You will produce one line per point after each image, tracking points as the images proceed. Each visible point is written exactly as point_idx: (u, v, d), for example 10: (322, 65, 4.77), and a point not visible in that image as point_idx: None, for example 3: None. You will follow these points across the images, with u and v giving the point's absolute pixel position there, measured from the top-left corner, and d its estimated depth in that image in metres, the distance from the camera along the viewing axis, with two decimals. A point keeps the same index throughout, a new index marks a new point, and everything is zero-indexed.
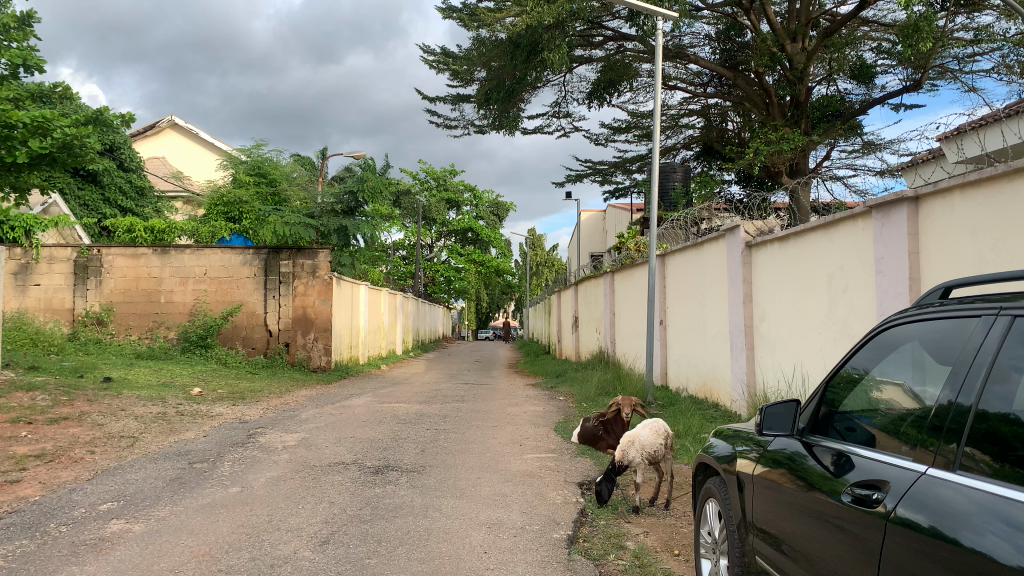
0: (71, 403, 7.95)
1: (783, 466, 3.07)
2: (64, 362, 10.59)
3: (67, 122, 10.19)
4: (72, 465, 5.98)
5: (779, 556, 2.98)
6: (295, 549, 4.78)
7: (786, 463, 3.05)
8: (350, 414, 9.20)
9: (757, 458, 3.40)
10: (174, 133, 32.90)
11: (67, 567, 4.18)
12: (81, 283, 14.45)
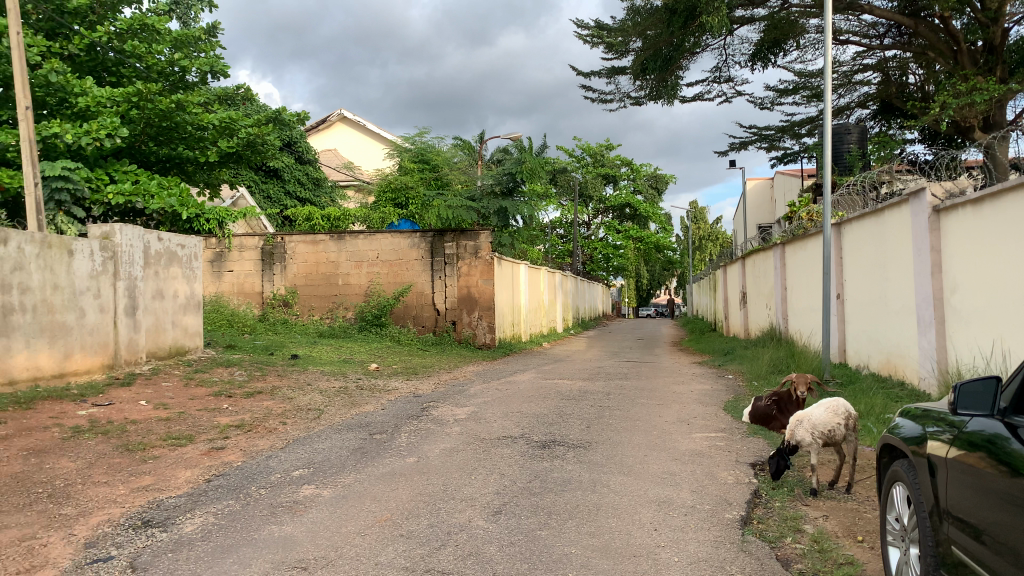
0: (264, 377, 8.66)
1: (983, 449, 2.73)
2: (257, 341, 11.53)
3: (250, 122, 11.06)
4: (268, 435, 6.49)
5: (979, 548, 2.64)
6: (470, 517, 4.91)
7: (986, 447, 2.71)
8: (516, 390, 9.38)
9: (951, 440, 3.06)
10: (344, 125, 34.94)
11: (268, 526, 4.52)
12: (268, 269, 15.63)
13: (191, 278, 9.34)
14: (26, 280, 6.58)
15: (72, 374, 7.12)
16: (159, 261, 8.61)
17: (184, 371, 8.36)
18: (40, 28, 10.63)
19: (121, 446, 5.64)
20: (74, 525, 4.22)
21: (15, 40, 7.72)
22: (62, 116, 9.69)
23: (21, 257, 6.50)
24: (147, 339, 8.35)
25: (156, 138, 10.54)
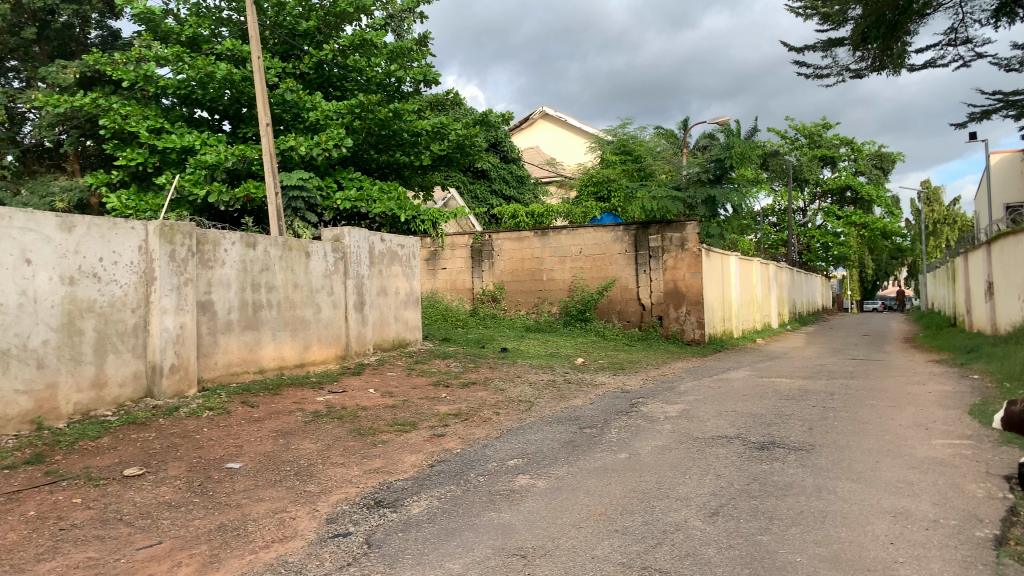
0: (477, 369, 8.98)
1: None
2: (471, 334, 12.03)
3: (459, 125, 11.52)
4: (484, 424, 6.67)
5: None
6: (686, 517, 4.71)
7: None
8: (728, 388, 8.97)
9: None
10: (546, 123, 35.71)
11: (488, 513, 4.62)
12: (477, 266, 16.25)
13: (410, 276, 9.89)
14: (272, 280, 7.25)
15: (311, 363, 7.78)
16: (382, 260, 9.19)
17: (406, 362, 8.86)
18: (275, 52, 11.81)
19: (354, 430, 6.05)
20: (316, 501, 4.55)
21: (258, 63, 8.55)
22: (296, 130, 10.65)
23: (267, 259, 7.15)
24: (374, 333, 8.96)
25: (376, 145, 11.33)
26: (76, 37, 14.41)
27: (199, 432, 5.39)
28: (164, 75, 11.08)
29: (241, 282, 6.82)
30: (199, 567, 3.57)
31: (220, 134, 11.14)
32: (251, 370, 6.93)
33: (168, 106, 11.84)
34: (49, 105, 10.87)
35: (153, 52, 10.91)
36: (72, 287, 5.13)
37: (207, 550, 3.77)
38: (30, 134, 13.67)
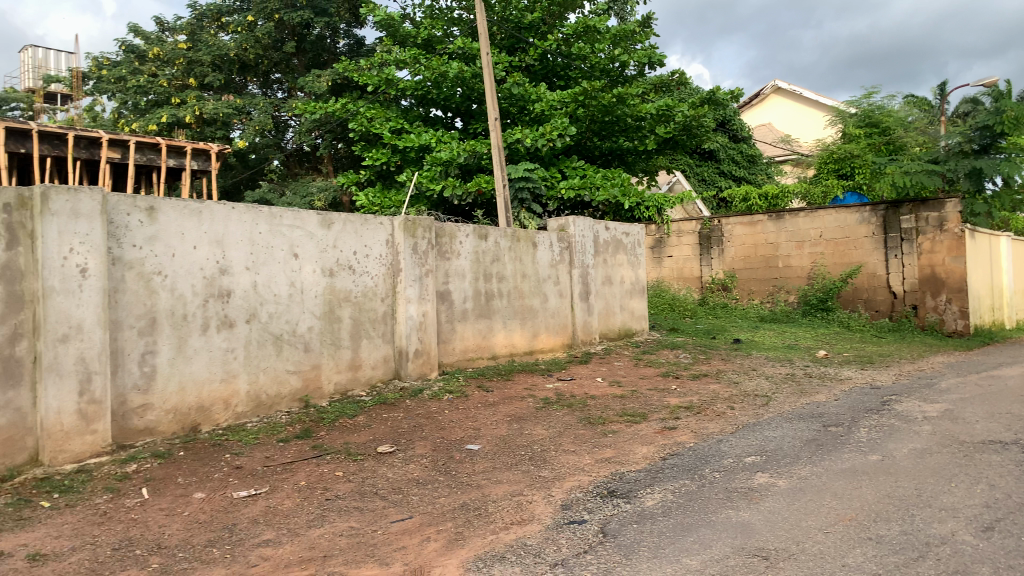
0: (708, 361, 8.68)
1: None
2: (700, 325, 11.69)
3: (686, 106, 11.21)
4: (717, 418, 6.38)
5: None
6: (954, 530, 4.09)
7: None
8: (1004, 387, 7.86)
9: None
10: (779, 98, 33.24)
11: (725, 510, 4.38)
12: (706, 253, 15.77)
13: (635, 265, 9.74)
14: (503, 270, 7.46)
15: (540, 351, 7.97)
16: (607, 249, 9.15)
17: (633, 352, 8.77)
18: (502, 47, 12.23)
19: (585, 418, 6.06)
20: (551, 487, 4.59)
21: (487, 60, 8.82)
22: (522, 123, 10.95)
23: (498, 249, 7.35)
24: (600, 321, 8.98)
25: (600, 133, 11.46)
26: (327, 47, 15.39)
27: (441, 414, 5.68)
28: (403, 78, 11.68)
29: (475, 272, 7.10)
30: (445, 543, 3.72)
31: (452, 132, 11.65)
32: (486, 357, 7.22)
33: (406, 107, 12.60)
34: (308, 113, 12.00)
35: (393, 56, 11.65)
36: (331, 278, 5.61)
37: (452, 527, 3.93)
38: (291, 140, 15.13)
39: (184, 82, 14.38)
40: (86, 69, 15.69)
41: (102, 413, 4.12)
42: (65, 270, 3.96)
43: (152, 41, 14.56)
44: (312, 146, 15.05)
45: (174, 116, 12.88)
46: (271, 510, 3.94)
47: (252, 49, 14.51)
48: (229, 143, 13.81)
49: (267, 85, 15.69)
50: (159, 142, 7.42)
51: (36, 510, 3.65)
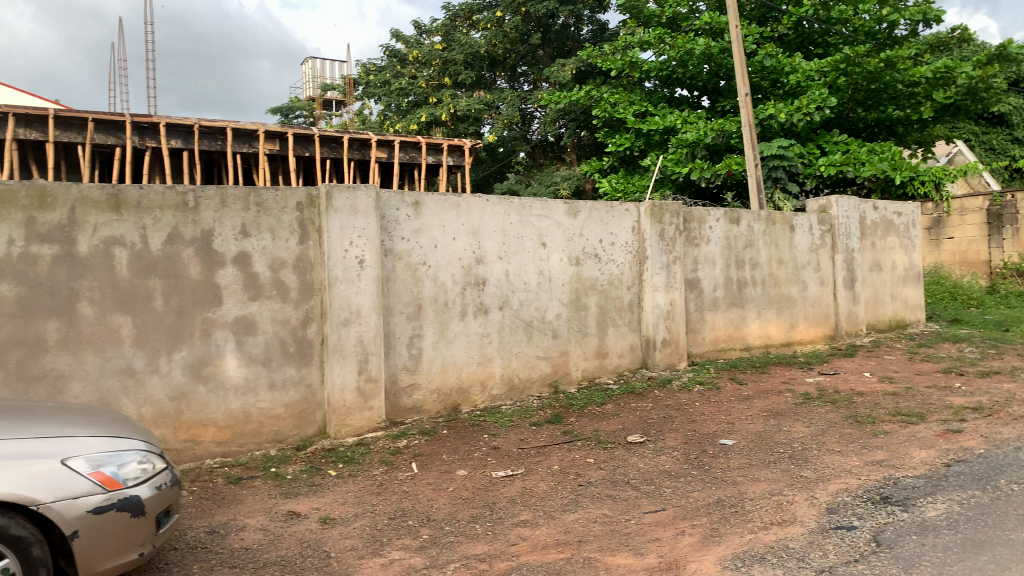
0: (1002, 356, 7.53)
1: None
2: (989, 315, 10.24)
3: (971, 67, 10.17)
4: (1015, 423, 5.36)
5: None
6: None
7: None
8: None
9: None
10: None
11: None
12: (997, 233, 13.47)
13: (910, 248, 8.81)
14: (756, 256, 7.06)
15: (798, 343, 7.50)
16: (876, 231, 8.31)
17: (907, 346, 7.92)
18: (753, 18, 11.64)
19: (851, 417, 5.53)
20: (815, 488, 4.22)
21: (737, 34, 8.46)
22: (775, 97, 10.59)
23: (750, 234, 6.96)
24: (866, 311, 8.24)
25: (864, 103, 10.78)
26: (572, 35, 14.54)
27: (692, 406, 5.51)
28: (648, 60, 11.32)
29: (725, 259, 6.80)
30: (700, 539, 3.57)
31: (700, 113, 10.82)
32: (738, 347, 6.94)
33: (651, 90, 12.08)
34: (552, 103, 11.88)
35: (637, 37, 11.33)
36: (579, 267, 5.64)
37: (708, 523, 3.76)
38: (537, 131, 14.79)
39: (440, 81, 14.91)
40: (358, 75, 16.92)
41: (377, 391, 4.49)
42: (346, 261, 4.35)
43: (413, 45, 15.34)
44: (556, 136, 14.68)
45: (432, 116, 13.82)
46: (526, 491, 4.04)
47: (500, 44, 14.36)
48: (480, 138, 14.26)
49: (515, 79, 15.25)
50: (420, 141, 7.95)
51: (325, 478, 4.06)
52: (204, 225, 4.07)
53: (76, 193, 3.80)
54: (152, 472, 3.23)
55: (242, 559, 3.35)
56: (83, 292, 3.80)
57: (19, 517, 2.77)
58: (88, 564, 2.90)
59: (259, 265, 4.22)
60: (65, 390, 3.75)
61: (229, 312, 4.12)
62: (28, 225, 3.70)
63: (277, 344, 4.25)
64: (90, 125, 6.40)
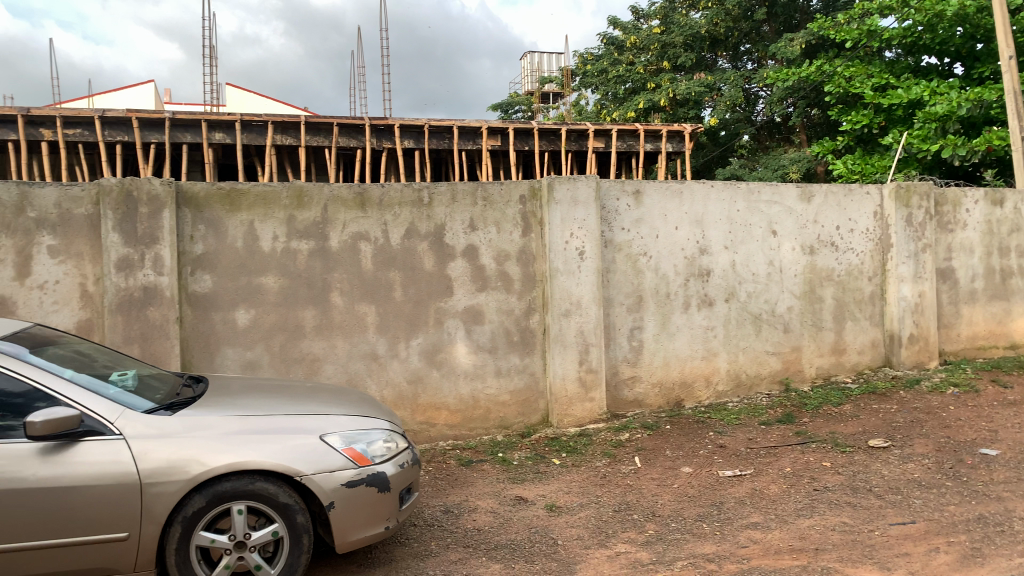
0: None
1: None
2: None
3: None
4: None
5: None
6: None
7: None
8: None
9: None
10: None
11: None
12: None
13: None
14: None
15: None
16: None
17: None
18: None
19: None
20: None
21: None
22: None
23: (1018, 217, 6.12)
24: None
25: None
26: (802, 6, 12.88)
27: (946, 410, 4.93)
28: (891, 25, 9.51)
29: (986, 246, 6.06)
30: (958, 558, 3.14)
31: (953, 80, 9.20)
32: (1002, 345, 6.18)
33: (893, 60, 10.35)
34: (778, 82, 10.45)
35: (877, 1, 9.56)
36: (813, 256, 5.27)
37: (968, 541, 3.30)
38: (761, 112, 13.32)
39: (659, 66, 13.79)
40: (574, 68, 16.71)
41: (598, 382, 4.49)
42: (567, 252, 4.39)
43: (629, 30, 14.29)
44: (784, 116, 13.11)
45: (650, 102, 12.93)
46: (756, 493, 3.85)
47: (722, 22, 13.18)
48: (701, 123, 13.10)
49: (737, 59, 13.84)
50: (638, 128, 7.96)
51: (550, 466, 4.15)
52: (436, 220, 4.32)
53: (327, 193, 4.22)
54: (396, 451, 3.43)
55: (475, 539, 3.51)
56: (334, 283, 4.23)
57: (287, 485, 3.06)
58: (344, 533, 3.16)
59: (485, 257, 4.38)
60: (319, 371, 4.22)
61: (459, 302, 4.35)
62: (289, 222, 4.18)
63: (503, 333, 4.40)
64: (335, 129, 7.19)
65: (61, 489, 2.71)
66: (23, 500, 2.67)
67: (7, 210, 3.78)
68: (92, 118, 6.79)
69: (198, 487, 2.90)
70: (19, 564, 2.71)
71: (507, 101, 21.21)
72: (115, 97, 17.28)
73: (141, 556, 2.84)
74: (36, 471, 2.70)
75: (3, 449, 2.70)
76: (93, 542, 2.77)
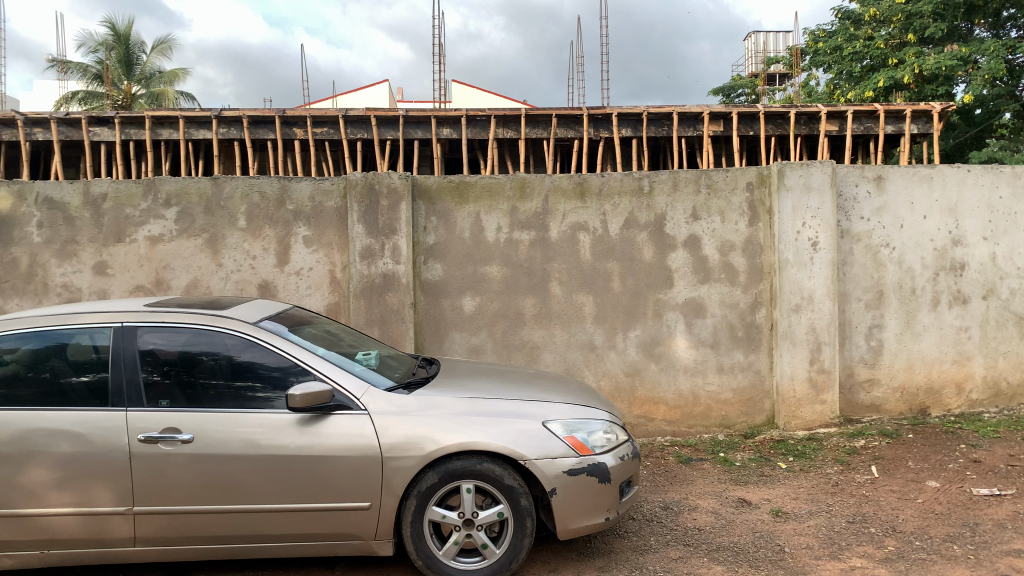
0: None
1: None
2: None
3: None
4: None
5: None
6: None
7: None
8: None
9: None
10: None
11: None
12: None
13: None
14: None
15: None
16: None
17: None
18: None
19: None
20: None
21: None
22: None
23: None
24: None
25: None
26: None
27: None
28: None
29: None
30: None
31: None
32: None
33: None
34: None
35: None
36: None
37: None
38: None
39: (902, 39, 12.60)
40: (806, 45, 15.85)
41: (831, 384, 4.25)
42: (798, 243, 4.22)
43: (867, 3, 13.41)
44: None
45: (892, 79, 11.86)
46: (1020, 517, 3.37)
47: None
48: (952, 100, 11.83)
49: (999, 27, 12.31)
50: (878, 110, 7.77)
51: (775, 470, 3.98)
52: (657, 209, 4.33)
53: (549, 183, 4.37)
54: (615, 443, 3.28)
55: (695, 539, 3.38)
56: (554, 273, 4.37)
57: (511, 468, 3.05)
58: (565, 520, 3.10)
59: (709, 247, 4.33)
60: (539, 359, 4.38)
61: (679, 294, 4.33)
62: (512, 214, 4.39)
63: (726, 328, 4.33)
64: (553, 121, 7.90)
65: (314, 457, 2.92)
66: (283, 466, 2.90)
67: (272, 202, 4.34)
68: (336, 116, 7.96)
69: (432, 463, 2.99)
70: (277, 525, 2.94)
71: (731, 84, 20.39)
72: (356, 96, 18.95)
73: (381, 526, 2.99)
74: (294, 440, 2.92)
75: (266, 418, 2.95)
76: (340, 510, 2.95)
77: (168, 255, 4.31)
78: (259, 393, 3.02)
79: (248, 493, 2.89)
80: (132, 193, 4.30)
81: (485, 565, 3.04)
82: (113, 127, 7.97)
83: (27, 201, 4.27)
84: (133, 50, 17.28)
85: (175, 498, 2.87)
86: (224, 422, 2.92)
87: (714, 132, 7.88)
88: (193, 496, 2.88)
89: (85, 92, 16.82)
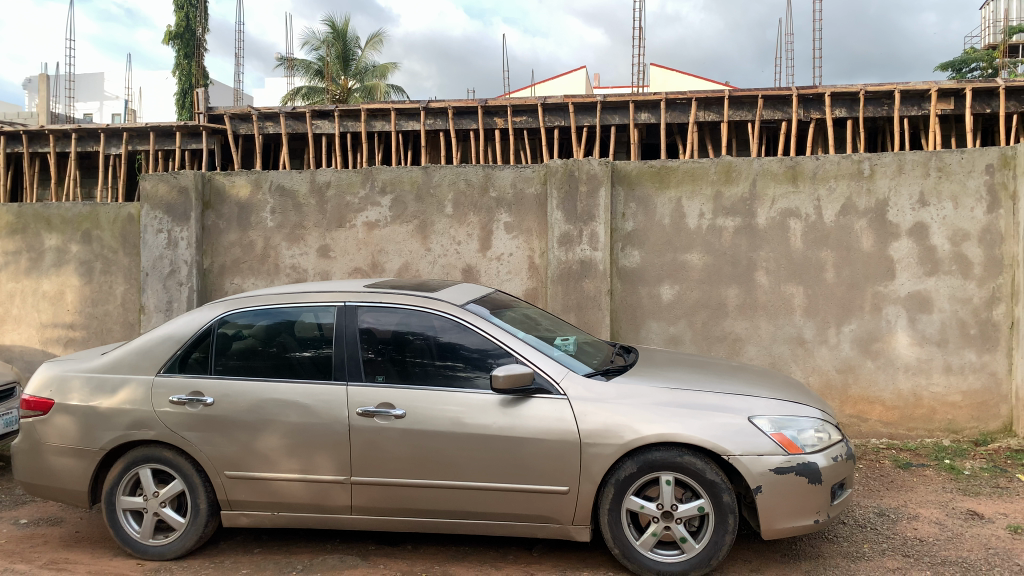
0: None
1: None
2: None
3: None
4: None
5: None
6: None
7: None
8: None
9: None
10: None
11: None
12: None
13: None
14: None
15: None
16: None
17: None
18: None
19: None
20: None
21: None
22: None
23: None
24: None
25: None
26: None
27: None
28: None
29: None
30: None
31: None
32: None
33: None
34: None
35: None
36: None
37: None
38: None
39: None
40: None
41: None
42: None
43: None
44: None
45: None
46: None
47: None
48: None
49: None
50: None
51: (1012, 482, 3.59)
52: (878, 194, 4.11)
53: (757, 167, 4.23)
54: (828, 442, 2.92)
55: (916, 550, 3.06)
56: (760, 262, 4.22)
57: (714, 462, 2.83)
58: (771, 519, 2.83)
59: (938, 237, 4.06)
60: (741, 352, 4.24)
61: (902, 287, 4.09)
62: (716, 199, 4.28)
63: (956, 324, 4.03)
64: (759, 103, 7.81)
65: (517, 438, 2.87)
66: (487, 446, 2.89)
67: (476, 190, 4.48)
68: (535, 105, 8.34)
69: (630, 452, 2.84)
70: (481, 503, 2.94)
71: (962, 58, 18.68)
72: (553, 84, 19.27)
73: (579, 510, 2.89)
74: (498, 421, 2.89)
75: (470, 398, 2.94)
76: (540, 492, 2.88)
77: (383, 240, 4.57)
78: (462, 372, 3.02)
79: (452, 470, 2.92)
80: (352, 181, 4.59)
81: (685, 559, 2.85)
82: (333, 120, 8.86)
83: (263, 188, 4.68)
84: (351, 46, 18.37)
85: (389, 471, 2.97)
86: (431, 400, 2.96)
87: (942, 110, 7.46)
88: (404, 470, 2.96)
89: (308, 86, 18.16)
